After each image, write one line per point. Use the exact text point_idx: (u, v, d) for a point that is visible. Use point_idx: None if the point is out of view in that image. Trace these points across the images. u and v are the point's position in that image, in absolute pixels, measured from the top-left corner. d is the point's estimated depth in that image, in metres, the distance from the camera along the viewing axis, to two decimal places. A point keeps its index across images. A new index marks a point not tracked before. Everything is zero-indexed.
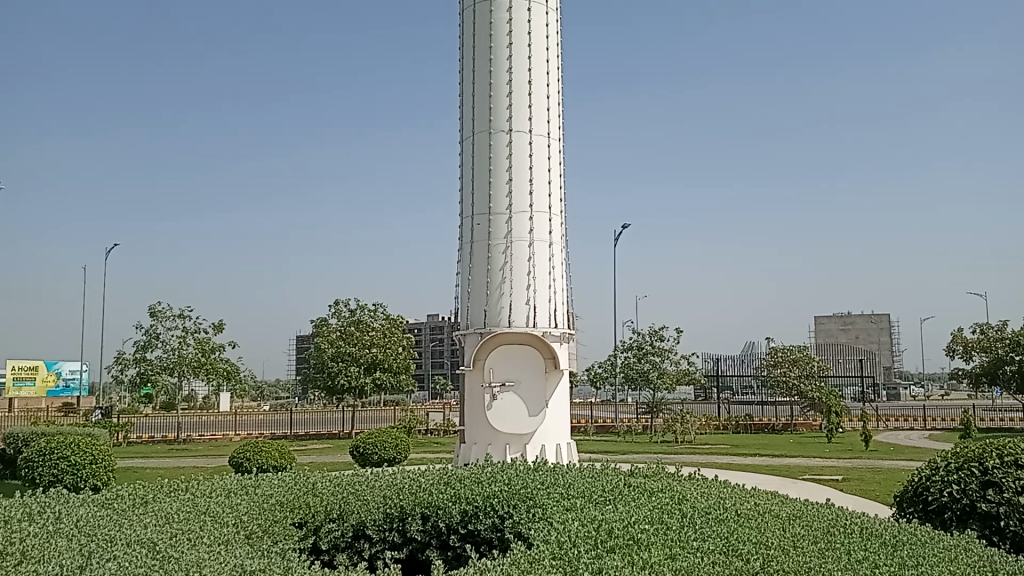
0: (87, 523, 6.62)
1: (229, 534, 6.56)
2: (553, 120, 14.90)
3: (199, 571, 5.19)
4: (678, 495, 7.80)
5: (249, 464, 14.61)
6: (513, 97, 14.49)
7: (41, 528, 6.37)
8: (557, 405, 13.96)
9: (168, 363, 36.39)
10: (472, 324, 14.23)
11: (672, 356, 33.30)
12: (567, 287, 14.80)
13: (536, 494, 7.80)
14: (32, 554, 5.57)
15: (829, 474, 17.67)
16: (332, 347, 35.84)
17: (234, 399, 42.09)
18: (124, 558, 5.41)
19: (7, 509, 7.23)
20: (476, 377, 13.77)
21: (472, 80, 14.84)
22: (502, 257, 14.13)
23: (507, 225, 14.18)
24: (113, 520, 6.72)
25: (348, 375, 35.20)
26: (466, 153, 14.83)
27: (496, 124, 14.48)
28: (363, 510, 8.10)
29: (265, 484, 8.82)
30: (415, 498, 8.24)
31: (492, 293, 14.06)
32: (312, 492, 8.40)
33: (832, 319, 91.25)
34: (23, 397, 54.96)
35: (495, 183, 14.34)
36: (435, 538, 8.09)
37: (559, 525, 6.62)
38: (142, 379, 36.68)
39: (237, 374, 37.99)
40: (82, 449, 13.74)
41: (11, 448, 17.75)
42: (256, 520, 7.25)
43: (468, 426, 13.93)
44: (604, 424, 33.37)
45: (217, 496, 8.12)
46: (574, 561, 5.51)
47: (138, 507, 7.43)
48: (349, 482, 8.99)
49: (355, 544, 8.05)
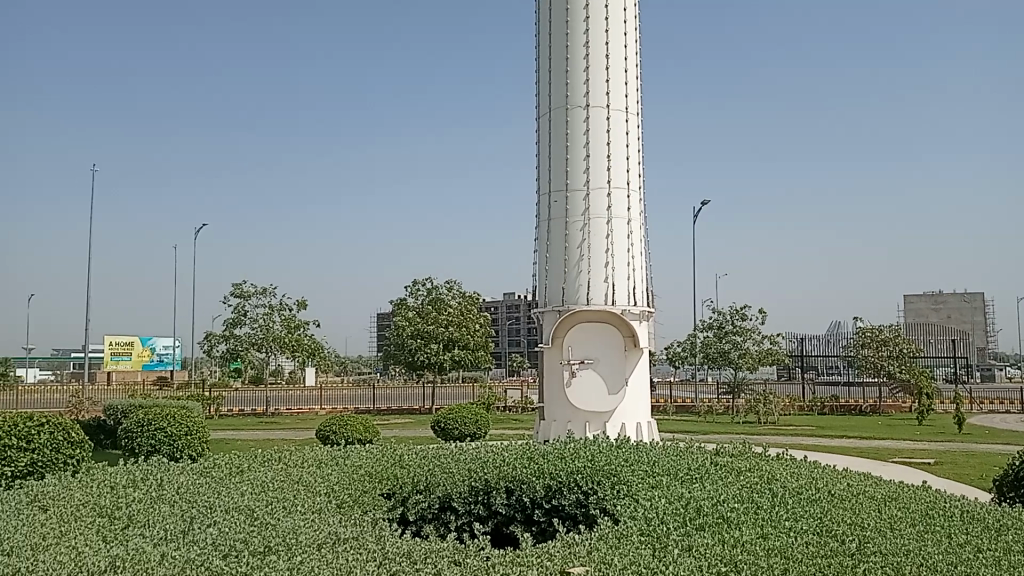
0: (188, 489, 6.91)
1: (321, 503, 6.73)
2: (631, 94, 14.66)
3: (293, 538, 5.28)
4: (768, 475, 7.67)
5: (335, 436, 15.05)
6: (590, 72, 14.35)
7: (145, 494, 6.66)
8: (637, 382, 13.85)
9: (257, 339, 37.60)
10: (550, 303, 14.23)
11: (754, 335, 32.65)
12: (647, 264, 14.66)
13: (620, 471, 7.77)
14: (139, 518, 5.84)
15: (921, 458, 17.10)
16: (411, 325, 36.34)
17: (318, 373, 43.19)
18: (224, 524, 5.59)
19: (114, 475, 7.63)
20: (555, 355, 13.77)
21: (549, 56, 14.76)
22: (580, 235, 14.05)
23: (585, 202, 14.09)
24: (212, 487, 6.99)
25: (428, 352, 35.80)
26: (543, 130, 14.77)
27: (573, 100, 14.35)
28: (449, 482, 8.16)
29: (354, 455, 9.06)
30: (499, 472, 8.27)
31: (570, 271, 14.03)
32: (400, 464, 8.58)
33: (922, 298, 88.40)
34: (121, 370, 57.71)
35: (572, 161, 14.23)
36: (519, 512, 8.08)
37: (646, 502, 6.57)
38: (231, 355, 37.96)
39: (320, 350, 39.02)
40: (178, 421, 14.26)
41: (111, 419, 18.66)
42: (346, 490, 7.38)
43: (548, 403, 13.97)
44: (684, 403, 33.01)
45: (309, 466, 8.37)
46: (663, 537, 5.48)
47: (234, 475, 7.72)
48: (436, 455, 9.14)
49: (442, 515, 8.08)
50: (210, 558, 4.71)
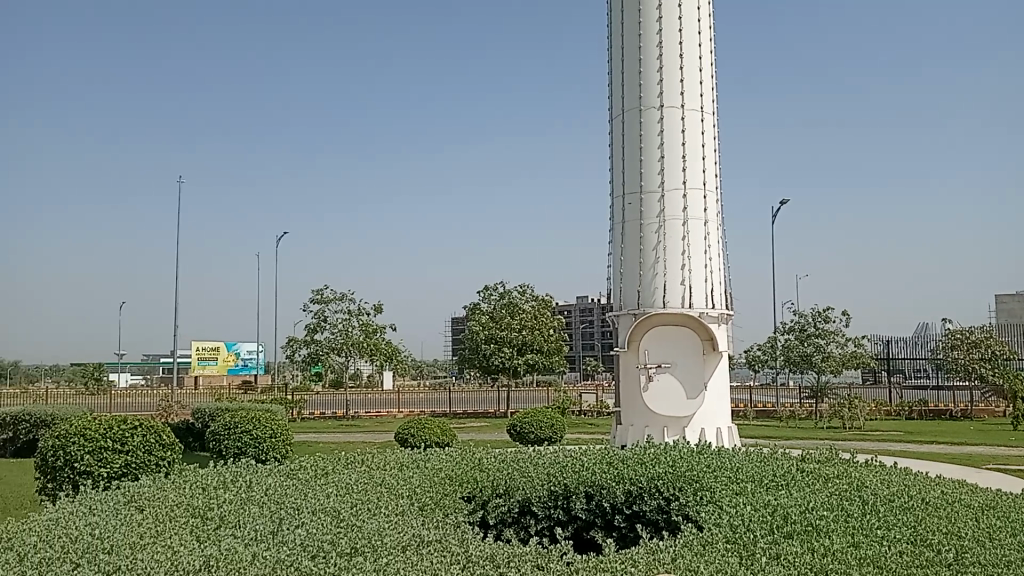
0: (276, 491, 7.09)
1: (404, 505, 6.82)
2: (706, 93, 14.45)
3: (379, 539, 5.37)
4: (857, 481, 7.45)
5: (414, 439, 15.26)
6: (664, 73, 14.20)
7: (236, 495, 6.86)
8: (716, 386, 13.63)
9: (336, 344, 38.37)
10: (626, 306, 14.14)
11: (838, 338, 31.79)
12: (725, 266, 14.43)
13: (703, 477, 7.66)
14: (230, 519, 6.01)
15: (1017, 464, 16.36)
16: (486, 330, 36.53)
17: (395, 376, 43.79)
18: (313, 525, 5.72)
19: (206, 476, 7.88)
20: (632, 359, 13.65)
21: (622, 58, 14.67)
22: (655, 237, 13.91)
23: (660, 203, 13.95)
24: (299, 489, 7.16)
25: (503, 356, 35.94)
26: (616, 132, 14.69)
27: (646, 101, 14.23)
28: (528, 487, 8.10)
29: (434, 458, 9.16)
30: (578, 477, 8.22)
31: (645, 274, 13.91)
32: (479, 467, 8.63)
33: (1015, 297, 84.73)
34: (207, 374, 59.62)
35: (646, 162, 14.11)
36: (600, 517, 8.03)
37: (730, 508, 6.47)
38: (311, 359, 38.83)
39: (397, 354, 39.60)
40: (263, 424, 14.67)
41: (199, 422, 19.31)
42: (428, 492, 7.45)
43: (625, 408, 13.87)
44: (765, 407, 32.37)
45: (390, 469, 8.50)
46: (750, 545, 5.39)
47: (320, 477, 7.89)
48: (514, 459, 9.16)
49: (522, 519, 8.06)
50: (299, 559, 4.82)
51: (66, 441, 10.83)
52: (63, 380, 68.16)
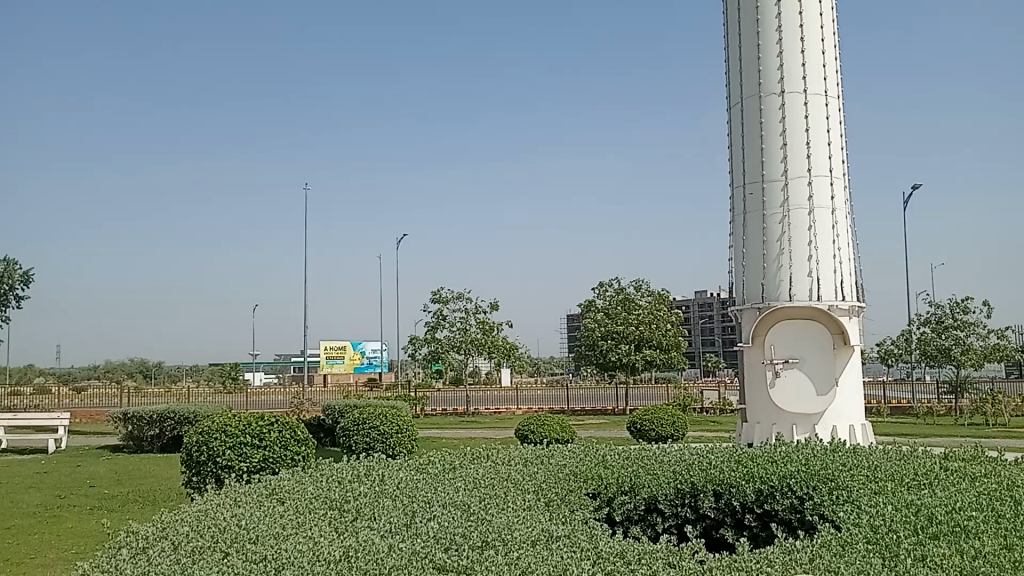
0: (408, 484, 7.29)
1: (531, 500, 6.88)
2: (830, 77, 13.92)
3: (510, 533, 5.44)
4: (1008, 481, 7.04)
5: (534, 436, 15.38)
6: (784, 57, 13.77)
7: (369, 488, 7.09)
8: (848, 382, 13.14)
9: (455, 342, 39.09)
10: (749, 299, 13.79)
11: (979, 330, 30.05)
12: (855, 255, 13.88)
13: (838, 475, 7.46)
14: (365, 511, 6.22)
15: None
16: (602, 326, 36.37)
17: (513, 374, 44.26)
18: (444, 518, 5.84)
19: (340, 470, 8.19)
20: (756, 355, 13.31)
21: (739, 45, 14.32)
22: (779, 228, 13.52)
23: (783, 192, 13.53)
24: (429, 483, 7.34)
25: (620, 353, 35.71)
26: (735, 121, 14.34)
27: (766, 88, 13.83)
28: (655, 484, 8.02)
29: (558, 454, 9.23)
30: (706, 475, 8.09)
31: (769, 266, 13.53)
32: (604, 464, 8.62)
33: None
34: (335, 373, 61.96)
35: (768, 150, 13.72)
36: (729, 516, 7.92)
37: (869, 508, 6.23)
38: (432, 357, 39.72)
39: (515, 352, 40.02)
40: (389, 420, 15.12)
41: (329, 418, 20.07)
42: (554, 488, 7.49)
43: (750, 405, 13.54)
44: (899, 404, 30.94)
45: (516, 464, 8.60)
46: (893, 546, 5.17)
47: (448, 471, 8.06)
48: (638, 456, 9.12)
49: (648, 517, 7.99)
50: (433, 552, 4.94)
51: (209, 436, 11.49)
52: (204, 379, 72.28)
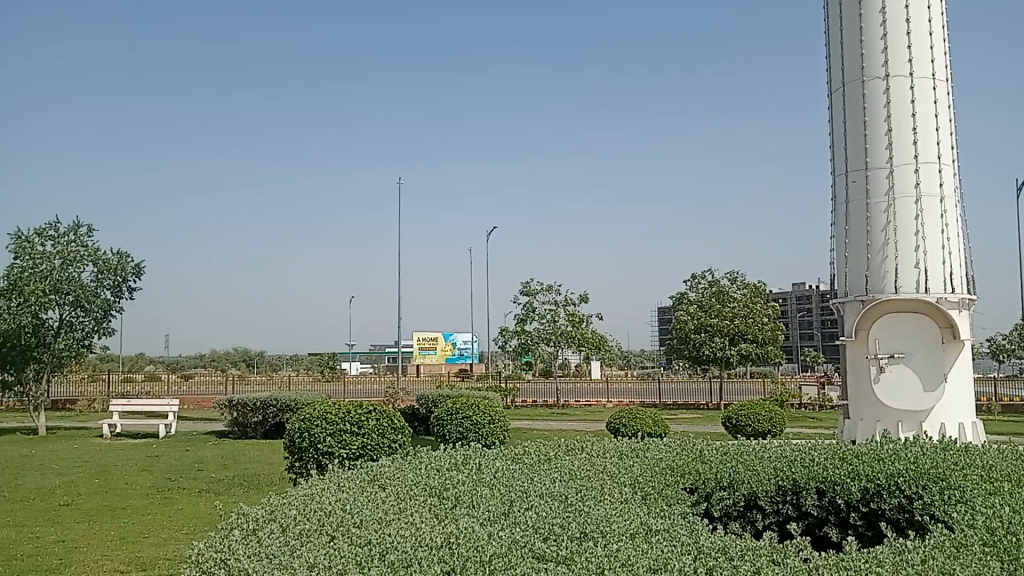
0: (505, 474, 7.34)
1: (628, 493, 6.84)
2: (939, 58, 13.32)
3: (609, 525, 5.43)
4: None
5: (626, 429, 15.30)
6: (889, 40, 13.25)
7: (468, 477, 7.17)
8: (958, 378, 12.61)
9: (546, 334, 39.22)
10: (852, 292, 13.34)
11: None
12: (966, 246, 13.26)
13: (951, 475, 7.26)
14: (464, 499, 6.30)
15: None
16: (695, 319, 35.82)
17: (604, 366, 44.10)
18: (542, 508, 5.87)
19: (437, 458, 8.32)
20: (859, 349, 12.89)
21: (840, 28, 13.85)
22: (884, 217, 13.03)
23: (888, 180, 13.02)
24: (526, 473, 7.38)
25: (713, 346, 35.10)
26: (836, 107, 13.88)
27: (870, 72, 13.33)
28: (755, 480, 7.82)
29: (654, 449, 9.13)
30: (809, 472, 7.86)
31: (873, 257, 13.06)
32: (701, 459, 8.49)
33: None
34: (427, 363, 63.15)
35: (872, 137, 13.22)
36: (833, 514, 7.68)
37: (985, 509, 5.95)
38: (522, 349, 39.96)
39: (606, 344, 39.84)
40: (482, 411, 15.30)
41: (423, 408, 20.44)
42: (651, 482, 7.41)
43: (852, 401, 13.11)
44: (1013, 402, 29.47)
45: (612, 457, 8.55)
46: (1012, 550, 4.93)
47: (544, 462, 8.09)
48: (737, 452, 8.95)
49: (748, 513, 7.81)
50: (533, 541, 4.98)
51: (311, 423, 11.86)
52: (303, 368, 74.79)
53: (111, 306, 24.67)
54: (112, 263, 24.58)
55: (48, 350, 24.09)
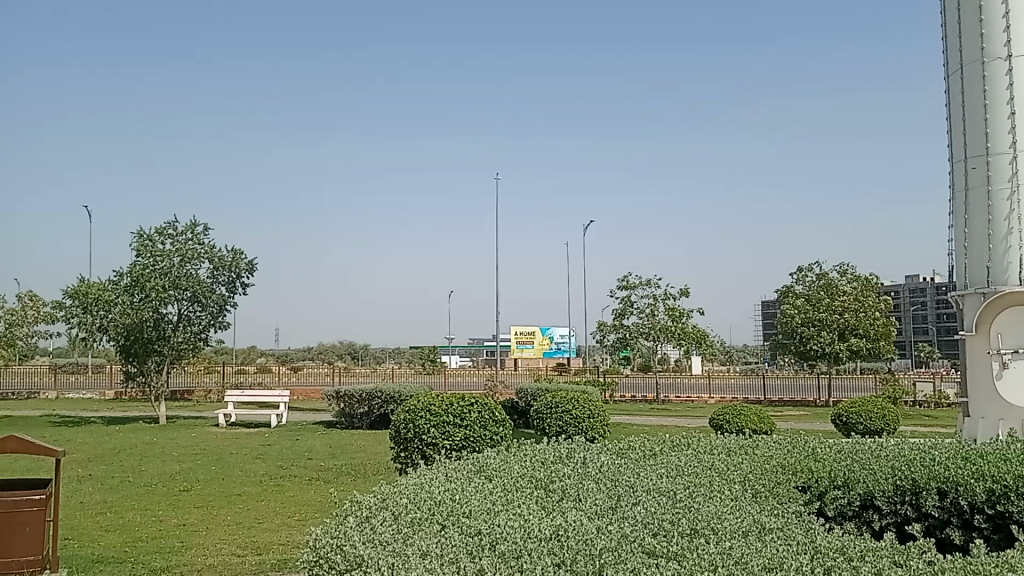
0: (611, 468, 7.32)
1: (737, 491, 6.71)
2: None
3: (720, 523, 5.34)
4: None
5: (730, 425, 15.02)
6: (1011, 18, 12.53)
7: (573, 471, 7.17)
8: None
9: (645, 329, 38.88)
10: (972, 284, 12.71)
11: None
12: None
13: None
14: (571, 492, 6.31)
15: None
16: (801, 313, 34.79)
17: (705, 361, 43.39)
18: (650, 503, 5.83)
19: (542, 451, 8.36)
20: (980, 343, 12.31)
21: (958, 8, 13.17)
22: (1007, 205, 12.35)
23: (1011, 166, 12.33)
24: (631, 468, 7.33)
25: (821, 341, 34.03)
26: (954, 91, 13.22)
27: (990, 53, 12.63)
28: (871, 479, 7.54)
29: (763, 446, 8.94)
30: (929, 472, 7.54)
31: (995, 247, 12.40)
32: (815, 457, 8.25)
33: None
34: (525, 357, 63.62)
35: (993, 121, 12.53)
36: (956, 516, 7.35)
37: None
38: (621, 343, 39.74)
39: (707, 339, 39.18)
40: (581, 405, 15.29)
41: (523, 401, 20.59)
42: (761, 480, 7.25)
43: (972, 398, 12.53)
44: None
45: (719, 454, 8.41)
46: None
47: (649, 458, 8.02)
48: (851, 450, 8.67)
49: (864, 514, 7.54)
50: (643, 536, 4.94)
51: (416, 415, 12.09)
52: (405, 360, 76.45)
53: (226, 301, 25.77)
54: (227, 260, 25.64)
55: (168, 342, 25.42)
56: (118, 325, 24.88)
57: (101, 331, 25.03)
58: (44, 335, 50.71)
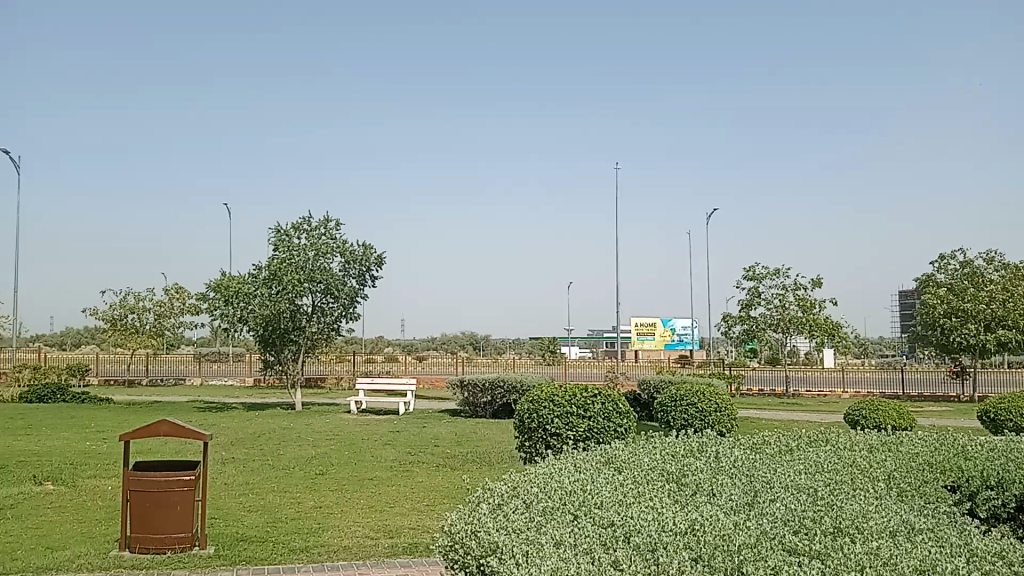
0: (746, 463, 7.14)
1: (881, 489, 6.43)
2: None
3: (864, 521, 5.15)
4: None
5: (866, 421, 14.43)
6: None
7: (706, 464, 7.04)
8: None
9: (773, 320, 37.76)
10: None
11: None
12: None
13: None
14: (705, 487, 6.19)
15: None
16: (944, 303, 32.82)
17: (837, 354, 41.78)
18: (790, 500, 5.67)
19: (673, 445, 8.23)
20: None
21: None
22: None
23: None
24: (767, 463, 7.13)
25: (967, 334, 31.93)
26: None
27: None
28: None
29: (908, 442, 8.55)
30: None
31: None
32: (965, 455, 7.82)
33: None
34: (647, 349, 63.13)
35: None
36: None
37: None
38: (748, 335, 38.78)
39: (840, 330, 37.67)
40: (708, 398, 15.03)
41: (646, 393, 20.45)
42: (906, 479, 6.93)
43: None
44: None
45: (861, 450, 8.10)
46: None
47: (785, 453, 7.80)
48: (1005, 448, 8.18)
49: (1021, 516, 7.10)
50: (783, 533, 4.81)
51: (539, 405, 12.18)
52: (527, 352, 77.21)
53: (356, 293, 26.70)
54: (357, 254, 26.50)
55: (303, 332, 26.62)
56: (257, 317, 25.98)
57: (242, 322, 26.19)
58: (189, 325, 53.86)
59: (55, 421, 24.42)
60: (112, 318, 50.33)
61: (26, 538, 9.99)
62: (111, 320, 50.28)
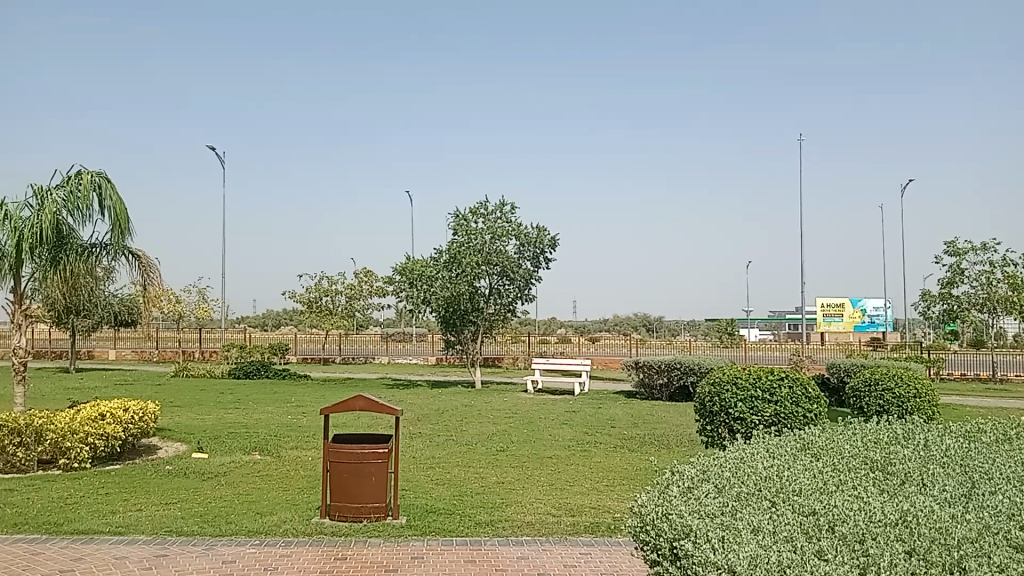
0: (959, 452, 6.64)
1: None
2: None
3: None
4: None
5: None
6: None
7: (914, 453, 6.61)
8: None
9: (978, 300, 34.91)
10: None
11: None
12: None
13: None
14: (915, 476, 5.81)
15: None
16: None
17: None
18: (1014, 493, 5.21)
19: (875, 432, 7.77)
20: None
21: None
22: None
23: None
24: (984, 453, 6.59)
25: None
26: None
27: None
28: None
29: None
30: None
31: None
32: None
33: None
34: (833, 330, 60.26)
35: None
36: None
37: None
38: (948, 316, 36.08)
39: None
40: (906, 382, 14.16)
41: (835, 377, 19.54)
42: None
43: None
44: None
45: None
46: None
47: (1004, 442, 7.17)
48: None
49: None
50: (1009, 528, 4.45)
51: (722, 388, 11.89)
52: (705, 333, 75.67)
53: (531, 275, 27.11)
54: (532, 236, 26.84)
55: (481, 314, 27.36)
56: (439, 299, 26.88)
57: (425, 304, 27.23)
58: (377, 307, 56.74)
59: (259, 395, 26.49)
60: (309, 301, 53.84)
61: (239, 504, 10.91)
62: (308, 303, 53.81)
